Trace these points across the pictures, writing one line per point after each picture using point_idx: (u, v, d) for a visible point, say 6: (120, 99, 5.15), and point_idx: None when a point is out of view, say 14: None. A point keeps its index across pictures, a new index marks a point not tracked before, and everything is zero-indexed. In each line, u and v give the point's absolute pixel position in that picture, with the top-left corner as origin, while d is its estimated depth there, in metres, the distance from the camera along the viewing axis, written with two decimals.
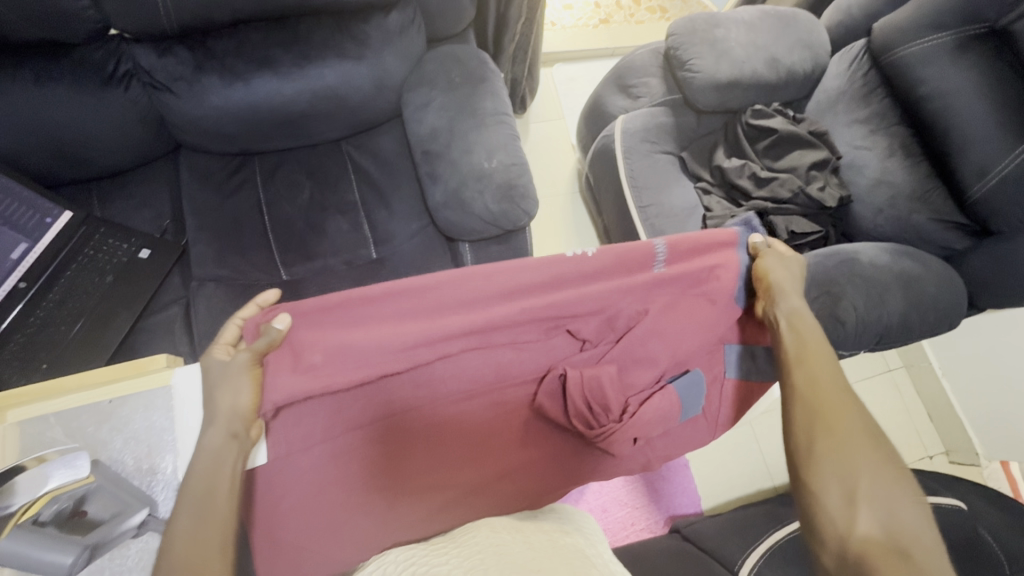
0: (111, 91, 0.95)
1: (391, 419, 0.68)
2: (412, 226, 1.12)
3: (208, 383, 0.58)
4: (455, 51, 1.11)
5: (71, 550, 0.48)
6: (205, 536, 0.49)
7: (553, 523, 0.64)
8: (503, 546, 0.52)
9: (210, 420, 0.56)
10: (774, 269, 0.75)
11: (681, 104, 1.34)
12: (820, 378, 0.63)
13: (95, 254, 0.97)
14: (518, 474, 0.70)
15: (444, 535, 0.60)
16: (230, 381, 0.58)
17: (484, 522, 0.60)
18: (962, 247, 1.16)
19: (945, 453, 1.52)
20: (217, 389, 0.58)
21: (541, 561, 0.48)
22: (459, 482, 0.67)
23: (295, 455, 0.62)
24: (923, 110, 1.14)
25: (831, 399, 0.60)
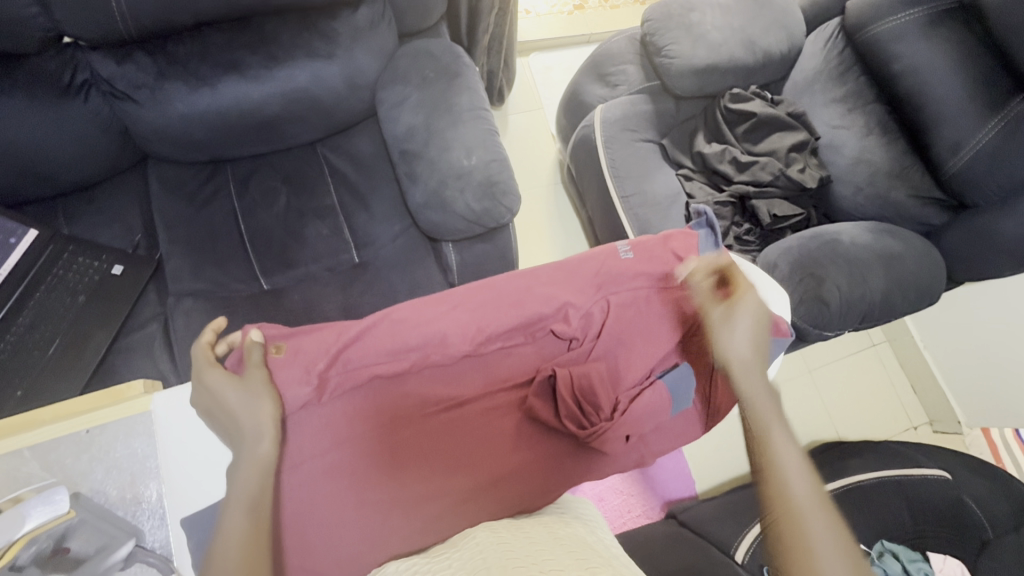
0: (69, 103, 0.91)
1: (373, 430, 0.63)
2: (394, 228, 1.10)
3: (233, 401, 0.56)
4: (427, 45, 1.08)
5: None
6: (256, 545, 0.50)
7: (556, 515, 0.63)
8: (505, 545, 0.52)
9: (252, 437, 0.55)
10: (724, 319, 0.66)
11: (659, 90, 1.33)
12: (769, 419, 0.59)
13: (66, 274, 0.94)
14: (517, 475, 0.66)
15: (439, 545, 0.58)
16: (260, 397, 0.57)
17: (484, 524, 0.58)
18: (939, 223, 1.18)
19: (929, 424, 1.56)
20: (243, 404, 0.56)
21: (545, 555, 0.48)
22: (456, 489, 0.63)
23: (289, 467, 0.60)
24: (897, 88, 1.14)
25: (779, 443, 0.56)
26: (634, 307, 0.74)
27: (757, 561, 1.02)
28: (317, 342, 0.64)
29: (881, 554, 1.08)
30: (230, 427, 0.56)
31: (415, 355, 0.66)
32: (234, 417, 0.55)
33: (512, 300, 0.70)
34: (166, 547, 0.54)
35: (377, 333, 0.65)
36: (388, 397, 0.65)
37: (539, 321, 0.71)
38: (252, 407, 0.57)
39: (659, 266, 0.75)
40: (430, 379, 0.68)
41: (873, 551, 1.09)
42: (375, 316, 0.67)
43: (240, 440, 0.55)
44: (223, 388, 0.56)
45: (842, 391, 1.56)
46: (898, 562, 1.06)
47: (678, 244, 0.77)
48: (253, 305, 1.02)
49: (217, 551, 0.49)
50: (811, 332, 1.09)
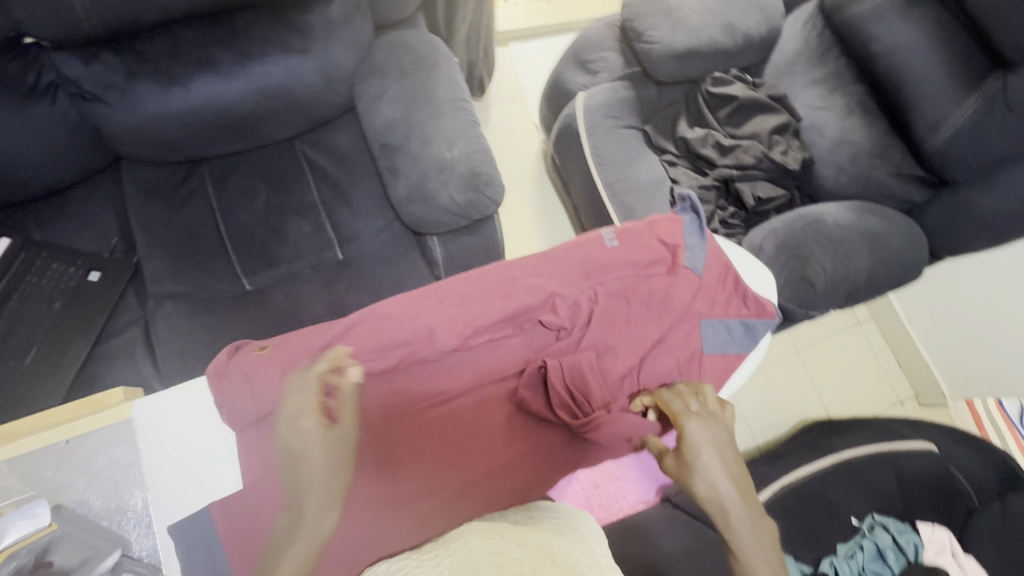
0: (35, 104, 0.87)
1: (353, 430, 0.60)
2: (377, 223, 1.09)
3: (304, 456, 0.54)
4: (404, 36, 1.07)
5: None
6: None
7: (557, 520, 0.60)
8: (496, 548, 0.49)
9: (318, 502, 0.52)
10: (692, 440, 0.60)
11: (641, 76, 1.32)
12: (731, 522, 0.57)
13: (39, 282, 0.91)
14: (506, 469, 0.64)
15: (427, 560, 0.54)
16: (338, 457, 0.54)
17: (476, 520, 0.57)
18: (920, 200, 1.19)
19: (914, 398, 1.59)
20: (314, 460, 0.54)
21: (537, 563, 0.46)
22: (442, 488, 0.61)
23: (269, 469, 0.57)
24: (877, 68, 1.15)
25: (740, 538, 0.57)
26: (623, 290, 0.70)
27: None
28: (298, 343, 0.62)
29: (872, 527, 1.10)
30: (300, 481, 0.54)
31: (401, 351, 0.63)
32: (307, 477, 0.53)
33: (496, 289, 0.67)
34: (154, 555, 0.53)
35: (358, 331, 0.63)
36: (366, 395, 0.61)
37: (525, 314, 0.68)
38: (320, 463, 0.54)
39: (646, 252, 0.73)
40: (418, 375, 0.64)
41: (864, 524, 1.11)
42: (352, 318, 0.65)
43: (305, 501, 0.52)
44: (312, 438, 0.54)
45: (830, 370, 1.58)
46: (889, 533, 1.09)
47: (664, 227, 0.75)
48: (236, 306, 1.00)
49: None
50: (798, 312, 1.10)
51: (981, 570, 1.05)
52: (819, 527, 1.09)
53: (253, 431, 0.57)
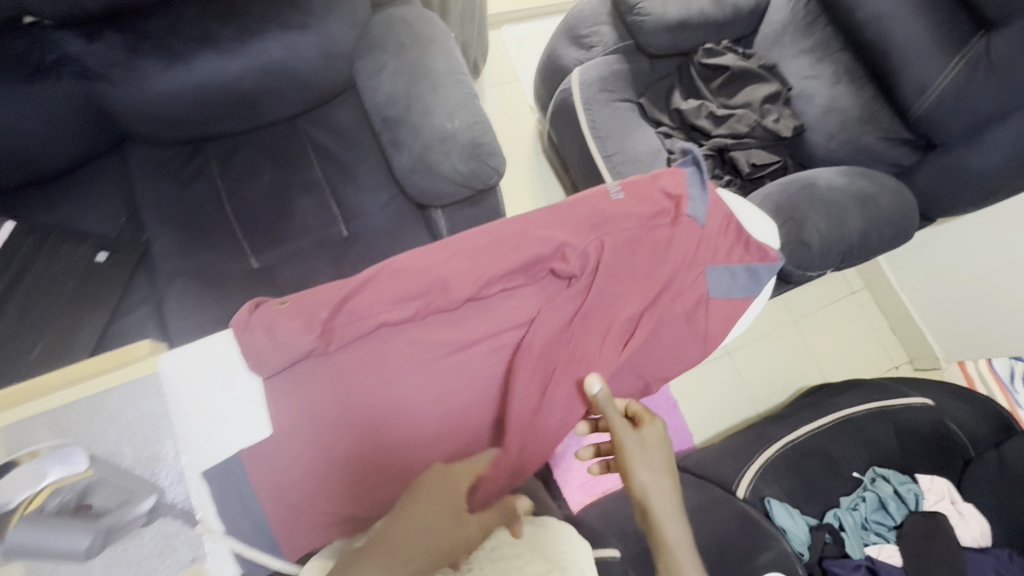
0: (39, 85, 0.88)
1: (374, 379, 0.60)
2: (381, 198, 1.10)
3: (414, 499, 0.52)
4: (400, 12, 1.08)
5: (84, 536, 0.45)
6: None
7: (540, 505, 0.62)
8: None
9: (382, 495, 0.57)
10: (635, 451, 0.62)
11: (634, 50, 1.34)
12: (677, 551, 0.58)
13: (50, 264, 0.92)
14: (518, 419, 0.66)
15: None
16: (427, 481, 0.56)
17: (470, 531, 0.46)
18: (910, 162, 1.22)
19: (908, 362, 1.64)
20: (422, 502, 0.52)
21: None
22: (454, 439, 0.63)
23: (292, 416, 0.58)
24: (862, 35, 1.17)
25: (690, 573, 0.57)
26: (629, 241, 0.72)
27: (759, 493, 1.08)
28: (315, 299, 0.63)
29: (874, 480, 1.14)
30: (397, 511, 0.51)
31: (418, 302, 0.64)
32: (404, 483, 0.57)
33: (508, 243, 0.69)
34: (188, 501, 0.53)
35: (375, 287, 0.64)
36: (383, 345, 0.62)
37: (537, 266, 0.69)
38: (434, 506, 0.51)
39: (650, 205, 0.75)
40: (435, 325, 0.65)
41: (866, 477, 1.15)
42: (364, 275, 0.65)
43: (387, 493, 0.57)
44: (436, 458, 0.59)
45: (826, 338, 1.61)
46: (890, 484, 1.12)
47: (666, 181, 0.78)
48: (246, 283, 1.02)
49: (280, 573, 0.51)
50: (795, 274, 1.13)
51: (980, 515, 1.08)
52: (822, 480, 1.13)
53: (278, 380, 0.59)
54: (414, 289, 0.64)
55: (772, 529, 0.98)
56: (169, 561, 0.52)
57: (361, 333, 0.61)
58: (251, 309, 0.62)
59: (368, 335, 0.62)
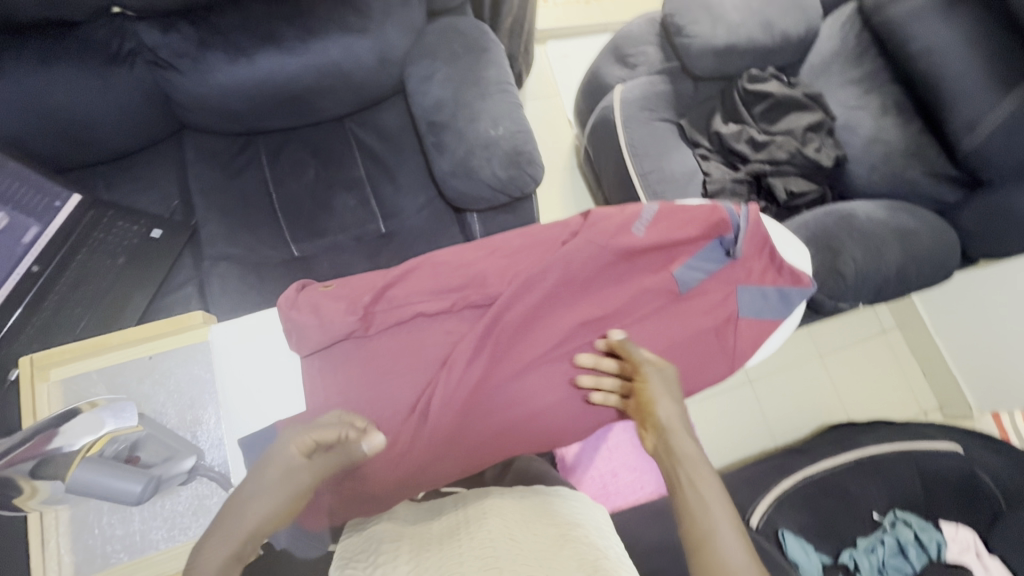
0: (115, 70, 0.95)
1: (406, 365, 0.63)
2: (419, 200, 1.14)
3: (258, 482, 0.48)
4: (455, 22, 1.12)
5: (139, 481, 0.49)
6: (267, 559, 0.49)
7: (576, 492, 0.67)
8: (501, 533, 0.50)
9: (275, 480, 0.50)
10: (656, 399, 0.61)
11: (678, 72, 1.36)
12: (703, 496, 0.52)
13: (106, 237, 0.98)
14: (548, 415, 0.67)
15: (404, 526, 0.55)
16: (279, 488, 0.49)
17: (496, 497, 0.58)
18: (954, 200, 1.19)
19: (938, 409, 1.58)
20: (258, 489, 0.48)
21: (570, 537, 0.52)
22: (483, 431, 0.64)
23: (329, 393, 0.60)
24: (914, 68, 1.16)
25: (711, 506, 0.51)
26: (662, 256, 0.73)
27: (773, 525, 1.06)
28: (359, 285, 0.66)
29: (893, 523, 1.11)
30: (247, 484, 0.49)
31: (455, 295, 0.66)
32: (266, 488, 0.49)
33: (546, 247, 0.70)
34: (224, 465, 0.58)
35: (415, 278, 0.66)
36: (418, 334, 0.65)
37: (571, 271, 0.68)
38: (255, 507, 0.47)
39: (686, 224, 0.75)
40: (470, 319, 0.67)
41: (886, 519, 1.12)
42: (403, 267, 0.68)
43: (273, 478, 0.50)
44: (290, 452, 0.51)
45: (853, 375, 1.58)
46: (911, 529, 1.09)
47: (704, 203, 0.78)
48: (284, 271, 1.07)
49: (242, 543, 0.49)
50: (826, 304, 1.12)
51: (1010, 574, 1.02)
52: (839, 519, 1.11)
53: (316, 359, 0.61)
54: (450, 284, 0.66)
55: (780, 558, 0.96)
56: (202, 521, 0.56)
57: (398, 321, 0.64)
58: (299, 288, 0.64)
59: (403, 324, 0.64)
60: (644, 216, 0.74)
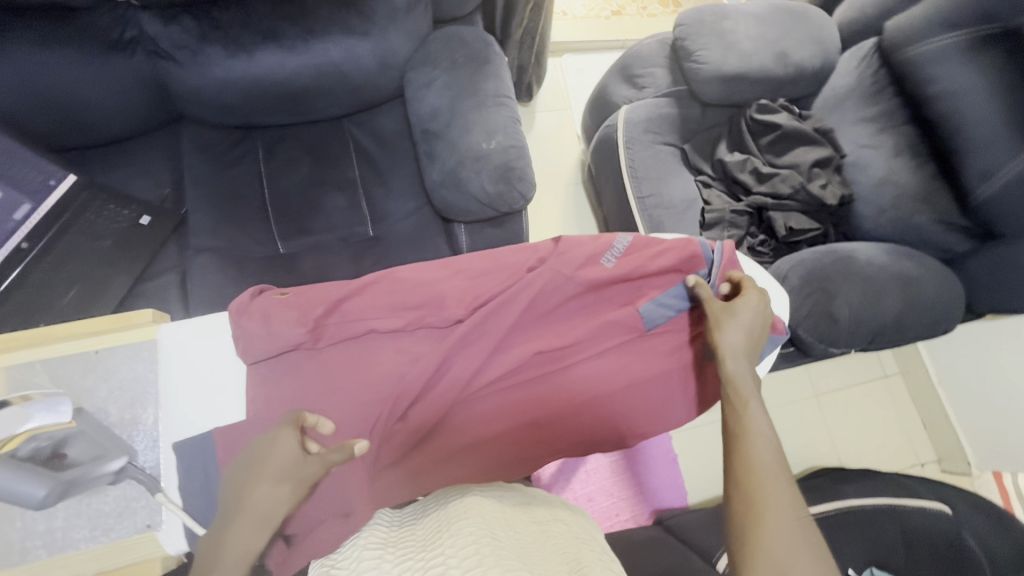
0: (114, 57, 0.96)
1: (349, 380, 0.61)
2: (409, 206, 1.13)
3: (266, 474, 0.51)
4: (459, 31, 1.11)
5: (44, 485, 0.47)
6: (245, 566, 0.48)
7: (547, 510, 0.62)
8: (484, 529, 0.49)
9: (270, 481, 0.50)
10: (717, 326, 0.66)
11: (686, 96, 1.33)
12: (750, 416, 0.57)
13: (96, 218, 0.99)
14: (503, 438, 0.66)
15: (390, 532, 0.53)
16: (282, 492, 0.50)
17: (477, 493, 0.57)
18: (963, 250, 1.14)
19: (937, 462, 1.51)
20: (273, 479, 0.50)
21: (553, 536, 0.55)
22: (435, 449, 0.63)
23: (272, 404, 0.59)
24: (930, 111, 1.11)
25: (757, 426, 0.56)
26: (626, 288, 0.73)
27: None
28: (314, 295, 0.66)
29: None
30: (255, 471, 0.51)
31: (412, 313, 0.65)
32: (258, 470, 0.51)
33: (507, 270, 0.70)
34: (155, 467, 0.58)
35: (377, 292, 0.66)
36: (366, 350, 0.64)
37: (531, 298, 0.67)
38: (265, 499, 0.49)
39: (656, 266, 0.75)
40: (424, 338, 0.65)
41: None
42: (363, 280, 0.68)
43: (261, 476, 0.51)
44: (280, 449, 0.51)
45: (847, 419, 1.52)
46: None
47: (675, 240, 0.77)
48: (267, 267, 1.06)
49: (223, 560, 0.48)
50: (816, 347, 1.08)
51: None
52: None
53: (263, 366, 0.61)
54: (406, 302, 0.66)
55: None
56: (126, 522, 0.57)
57: (347, 336, 0.63)
58: (253, 294, 0.65)
59: (354, 339, 0.64)
60: (615, 247, 0.74)
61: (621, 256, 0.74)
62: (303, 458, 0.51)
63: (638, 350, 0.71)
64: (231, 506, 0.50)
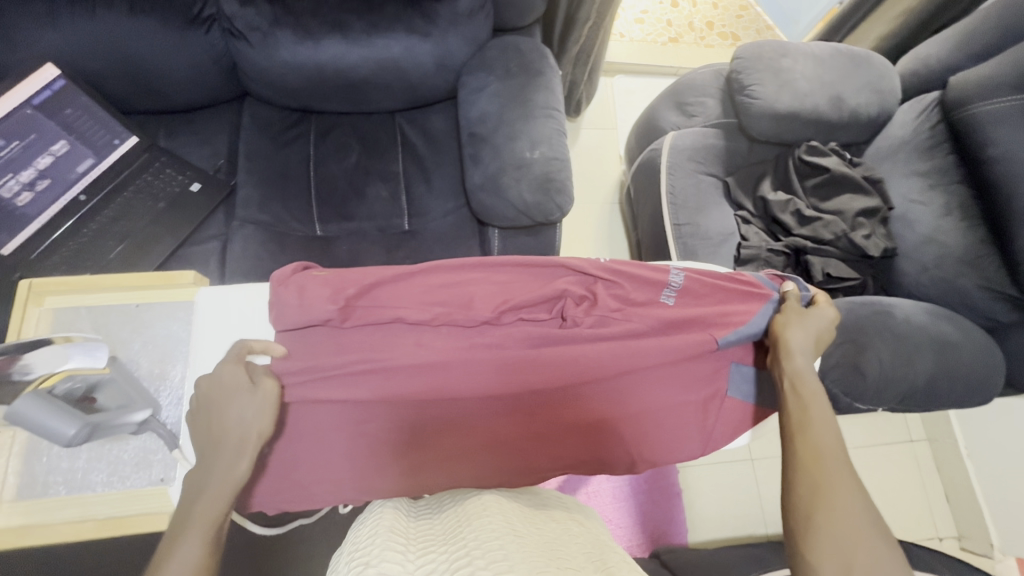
0: (192, 31, 1.01)
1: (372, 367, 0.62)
2: (447, 205, 1.15)
3: (224, 416, 0.55)
4: (517, 42, 1.13)
5: (75, 422, 0.51)
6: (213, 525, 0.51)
7: (561, 511, 0.66)
8: (505, 531, 0.52)
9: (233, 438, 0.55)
10: (787, 325, 0.71)
11: (735, 129, 1.33)
12: (813, 403, 0.63)
13: (152, 181, 1.03)
14: (526, 444, 0.67)
15: (406, 531, 0.56)
16: (248, 412, 0.56)
17: (492, 494, 0.61)
18: (1008, 320, 1.09)
19: (956, 538, 1.44)
20: (236, 420, 0.55)
21: (581, 539, 0.58)
22: (447, 445, 0.65)
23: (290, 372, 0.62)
24: (986, 175, 1.07)
25: (818, 412, 0.62)
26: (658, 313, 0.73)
27: None
28: (351, 277, 0.68)
29: None
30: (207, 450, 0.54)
31: (439, 309, 0.67)
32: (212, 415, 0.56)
33: (542, 283, 0.72)
34: (175, 424, 0.62)
35: (413, 286, 0.69)
36: (393, 339, 0.66)
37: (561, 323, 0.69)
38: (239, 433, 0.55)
39: (699, 305, 0.76)
40: (449, 335, 0.67)
41: None
42: (396, 271, 0.69)
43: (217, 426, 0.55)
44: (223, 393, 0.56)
45: (866, 479, 1.46)
46: None
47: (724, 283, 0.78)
48: (304, 246, 1.09)
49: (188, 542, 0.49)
50: (841, 400, 1.05)
51: None
52: None
53: (292, 340, 0.65)
54: (435, 299, 0.68)
55: None
56: (141, 473, 0.61)
57: (378, 323, 0.66)
58: (295, 269, 0.69)
59: (384, 328, 0.66)
60: (671, 283, 0.75)
61: (678, 295, 0.76)
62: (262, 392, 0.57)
63: (655, 380, 0.70)
64: (205, 456, 0.54)
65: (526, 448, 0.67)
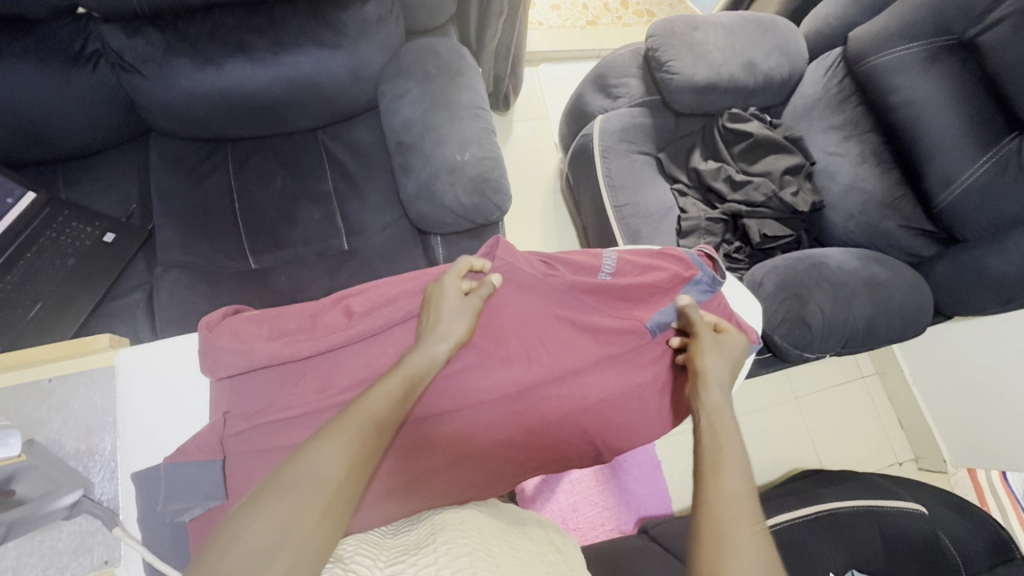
0: (77, 70, 0.93)
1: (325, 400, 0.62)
2: (385, 219, 1.12)
3: (444, 316, 0.64)
4: (432, 43, 1.11)
5: None
6: (363, 453, 0.49)
7: (538, 530, 0.67)
8: (477, 546, 0.51)
9: (438, 335, 0.62)
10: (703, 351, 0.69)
11: (659, 105, 1.35)
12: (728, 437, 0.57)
13: (57, 237, 0.95)
14: (489, 454, 0.67)
15: (385, 540, 0.56)
16: (464, 315, 0.64)
17: (471, 509, 0.61)
18: (928, 255, 1.17)
19: (914, 460, 1.54)
20: (446, 318, 0.64)
21: (551, 560, 0.56)
22: (406, 470, 0.63)
23: (234, 419, 0.61)
24: (893, 119, 1.14)
25: (732, 450, 0.56)
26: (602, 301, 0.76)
27: None
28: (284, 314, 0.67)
29: None
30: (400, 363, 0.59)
31: (385, 330, 0.67)
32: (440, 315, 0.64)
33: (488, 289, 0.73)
34: (112, 501, 0.60)
35: (353, 314, 0.68)
36: (338, 369, 0.64)
37: (498, 321, 0.71)
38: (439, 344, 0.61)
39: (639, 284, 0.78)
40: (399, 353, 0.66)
41: None
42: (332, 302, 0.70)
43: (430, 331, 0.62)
44: (450, 297, 0.65)
45: (827, 420, 1.54)
46: None
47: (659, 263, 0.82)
48: (239, 282, 1.04)
49: (311, 472, 0.45)
50: (792, 352, 1.10)
51: None
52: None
53: (232, 384, 0.63)
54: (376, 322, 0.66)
55: None
56: (81, 560, 0.58)
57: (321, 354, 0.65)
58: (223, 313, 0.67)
59: (328, 357, 0.65)
60: (605, 270, 0.77)
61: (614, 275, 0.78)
62: (468, 297, 0.66)
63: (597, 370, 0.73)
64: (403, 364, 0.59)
65: (487, 458, 0.67)
